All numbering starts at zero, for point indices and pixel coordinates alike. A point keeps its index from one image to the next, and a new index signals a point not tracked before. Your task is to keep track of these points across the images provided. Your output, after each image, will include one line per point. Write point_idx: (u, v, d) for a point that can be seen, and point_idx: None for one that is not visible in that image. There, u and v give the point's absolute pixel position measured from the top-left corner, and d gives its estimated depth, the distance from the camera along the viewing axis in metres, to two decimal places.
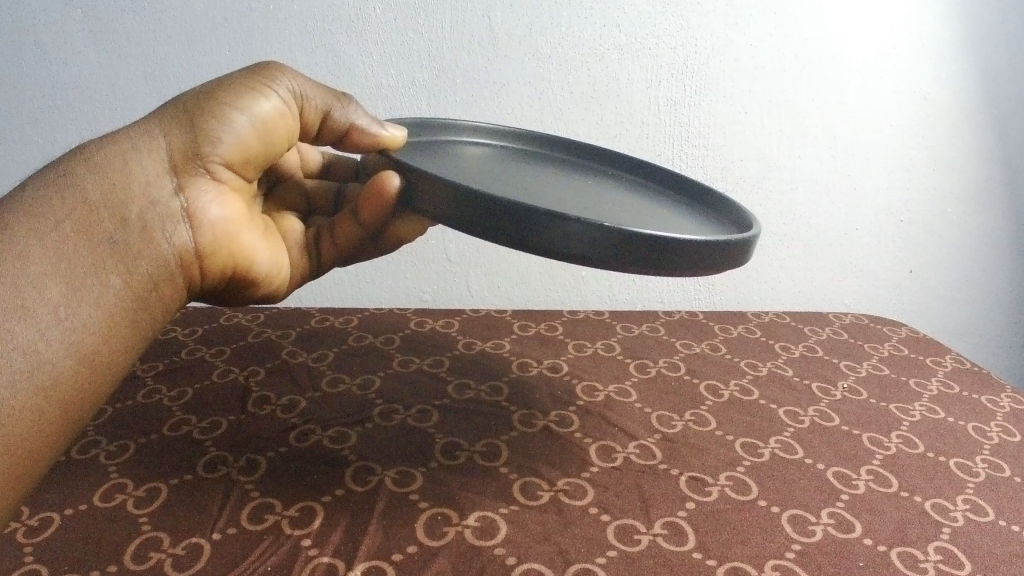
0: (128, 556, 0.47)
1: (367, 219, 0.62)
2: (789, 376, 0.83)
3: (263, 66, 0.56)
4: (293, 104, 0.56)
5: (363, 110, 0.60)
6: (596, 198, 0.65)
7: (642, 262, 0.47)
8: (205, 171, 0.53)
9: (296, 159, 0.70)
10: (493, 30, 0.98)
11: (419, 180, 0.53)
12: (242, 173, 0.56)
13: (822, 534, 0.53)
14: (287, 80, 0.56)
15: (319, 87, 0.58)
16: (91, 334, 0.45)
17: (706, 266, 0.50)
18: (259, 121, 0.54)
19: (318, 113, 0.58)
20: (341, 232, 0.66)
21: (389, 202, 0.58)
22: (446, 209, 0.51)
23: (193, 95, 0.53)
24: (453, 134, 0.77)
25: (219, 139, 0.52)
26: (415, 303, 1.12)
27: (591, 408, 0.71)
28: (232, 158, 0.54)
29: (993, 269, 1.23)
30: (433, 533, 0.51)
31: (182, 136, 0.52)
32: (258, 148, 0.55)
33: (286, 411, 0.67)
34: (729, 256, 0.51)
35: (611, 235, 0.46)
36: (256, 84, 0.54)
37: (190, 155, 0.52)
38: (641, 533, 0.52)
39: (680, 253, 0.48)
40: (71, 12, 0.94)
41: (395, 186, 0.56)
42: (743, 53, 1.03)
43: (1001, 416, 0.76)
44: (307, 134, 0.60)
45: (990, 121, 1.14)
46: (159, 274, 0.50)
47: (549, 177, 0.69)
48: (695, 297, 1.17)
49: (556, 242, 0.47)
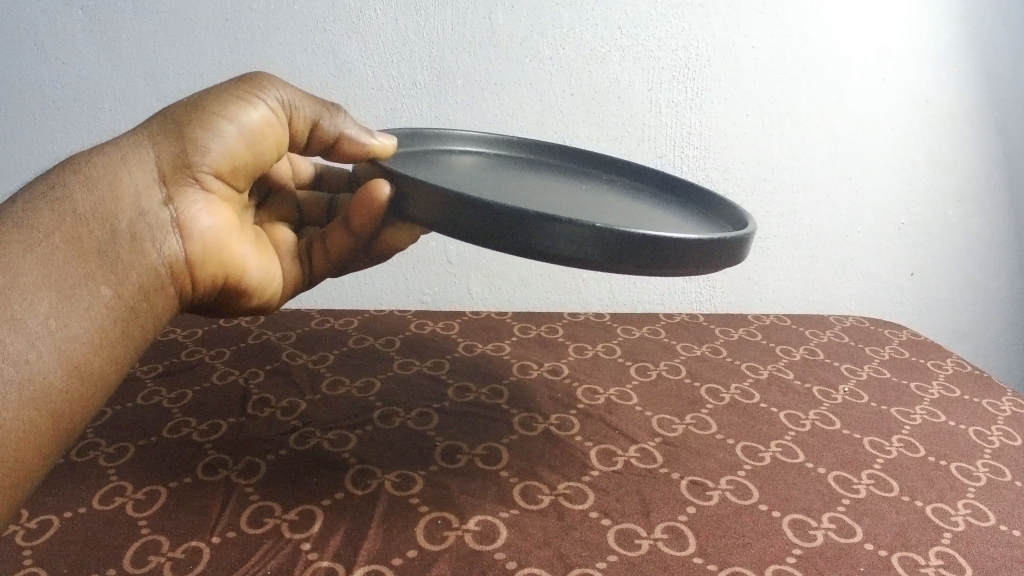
0: (127, 560, 0.47)
1: (358, 227, 0.61)
2: (790, 379, 0.83)
3: (251, 76, 0.56)
4: (282, 113, 0.56)
5: (353, 119, 0.60)
6: (591, 202, 0.65)
7: (634, 261, 0.47)
8: (194, 180, 0.52)
9: (287, 169, 0.70)
10: (493, 31, 0.98)
11: (410, 187, 0.53)
12: (231, 183, 0.56)
13: (823, 539, 0.53)
14: (275, 90, 0.56)
15: (308, 97, 0.58)
16: (84, 345, 0.45)
17: (700, 266, 0.50)
18: (247, 130, 0.54)
19: (307, 122, 0.58)
20: (333, 241, 0.66)
21: (380, 211, 0.57)
22: (437, 215, 0.50)
23: (180, 105, 0.53)
24: (448, 144, 0.77)
25: (207, 149, 0.52)
26: (415, 304, 1.12)
27: (591, 411, 0.71)
28: (221, 167, 0.54)
29: (993, 271, 1.23)
30: (433, 537, 0.51)
31: (170, 146, 0.51)
32: (246, 158, 0.55)
33: (285, 414, 0.67)
34: (723, 256, 0.51)
35: (604, 237, 0.46)
36: (244, 94, 0.54)
37: (178, 164, 0.52)
38: (641, 537, 0.52)
39: (672, 253, 0.48)
40: (71, 13, 0.94)
41: (386, 195, 0.55)
42: (743, 54, 1.03)
43: (1001, 420, 0.76)
44: (297, 144, 0.60)
45: (991, 123, 1.14)
46: (150, 283, 0.50)
47: (543, 182, 0.69)
48: (696, 298, 1.17)
49: (550, 245, 0.46)
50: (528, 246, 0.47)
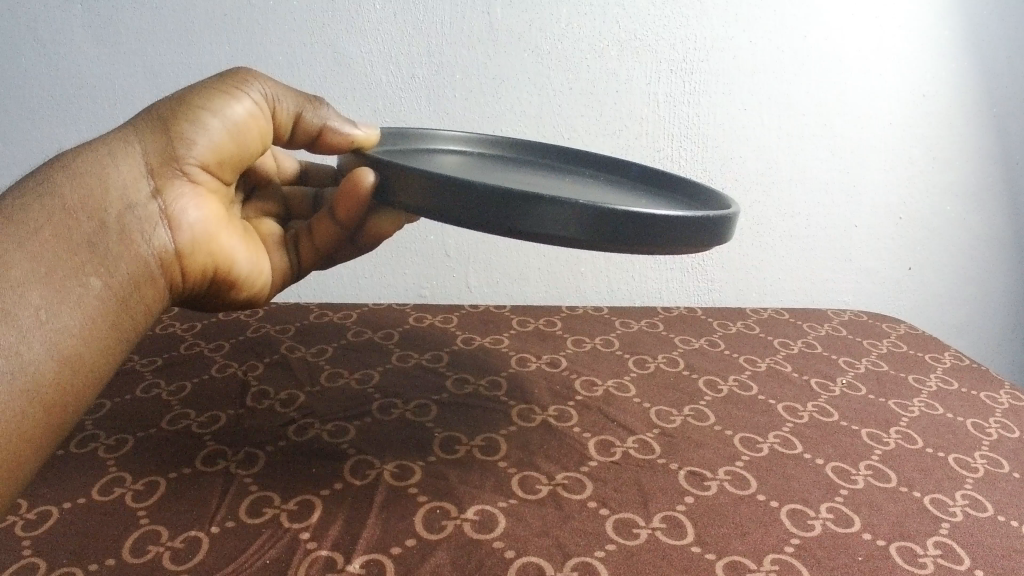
0: (127, 549, 0.47)
1: (343, 215, 0.62)
2: (789, 372, 0.83)
3: (234, 71, 0.56)
4: (265, 107, 0.57)
5: (335, 111, 0.61)
6: (576, 193, 0.65)
7: (626, 240, 0.47)
8: (181, 173, 0.53)
9: (272, 162, 0.71)
10: (493, 26, 0.98)
11: (396, 175, 0.53)
12: (218, 176, 0.56)
13: (821, 528, 0.53)
14: (259, 84, 0.56)
15: (290, 91, 0.59)
16: (74, 336, 0.45)
17: (692, 242, 0.50)
18: (232, 124, 0.55)
19: (290, 115, 0.59)
20: (318, 231, 0.66)
21: (364, 198, 0.57)
22: (424, 200, 0.50)
23: (166, 101, 0.53)
24: (433, 143, 0.77)
25: (193, 142, 0.53)
26: (414, 299, 1.12)
27: (590, 403, 0.71)
28: (207, 160, 0.54)
29: (992, 265, 1.23)
30: (432, 526, 0.51)
31: (156, 140, 0.52)
32: (232, 150, 0.55)
33: (284, 405, 0.67)
34: (709, 235, 0.51)
35: (591, 217, 0.46)
36: (227, 88, 0.55)
37: (165, 158, 0.52)
38: (640, 527, 0.52)
39: (663, 231, 0.48)
40: (71, 9, 0.94)
41: (371, 181, 0.55)
42: (743, 50, 1.03)
43: (1000, 412, 0.76)
44: (280, 137, 0.61)
45: (990, 119, 1.14)
46: (139, 275, 0.50)
47: (526, 177, 0.69)
48: (695, 292, 1.17)
49: (538, 225, 0.47)
50: (522, 228, 0.47)
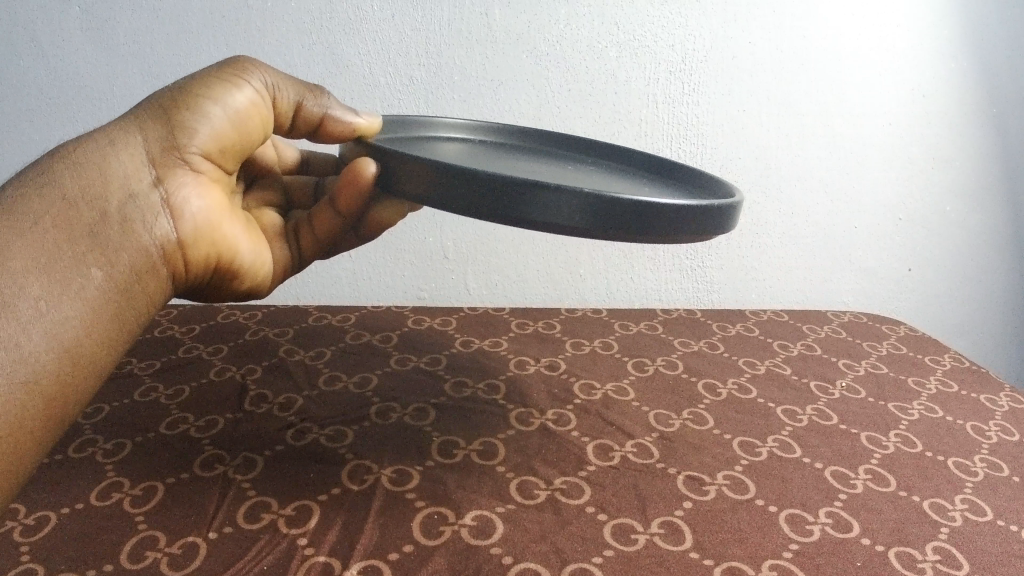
0: (124, 555, 0.47)
1: (344, 206, 0.61)
2: (788, 375, 0.83)
3: (234, 60, 0.56)
4: (266, 96, 0.57)
5: (336, 100, 0.61)
6: (579, 180, 0.65)
7: (628, 229, 0.47)
8: (182, 162, 0.52)
9: (273, 154, 0.71)
10: (490, 27, 0.98)
11: (396, 164, 0.53)
12: (220, 164, 0.56)
13: (820, 534, 0.53)
14: (259, 73, 0.56)
15: (291, 79, 0.58)
16: (74, 327, 0.45)
17: (697, 229, 0.50)
18: (232, 113, 0.54)
19: (291, 105, 0.59)
20: (319, 222, 0.66)
21: (364, 188, 0.57)
22: (426, 190, 0.50)
23: (166, 90, 0.53)
24: (435, 130, 0.77)
25: (194, 131, 0.52)
26: (413, 301, 1.12)
27: (588, 407, 0.71)
28: (208, 149, 0.54)
29: (992, 266, 1.23)
30: (430, 533, 0.51)
31: (158, 129, 0.52)
32: (233, 139, 0.55)
33: (283, 410, 0.67)
34: (715, 222, 0.51)
35: (593, 205, 0.46)
36: (228, 78, 0.54)
37: (167, 147, 0.52)
38: (638, 532, 0.52)
39: (665, 219, 0.48)
40: (69, 12, 0.94)
41: (372, 172, 0.55)
42: (742, 52, 1.03)
43: (1000, 416, 0.76)
44: (281, 127, 0.60)
45: (990, 120, 1.13)
46: (140, 264, 0.49)
47: (530, 164, 0.69)
48: (695, 293, 1.17)
49: (541, 214, 0.46)
50: (525, 217, 0.47)
